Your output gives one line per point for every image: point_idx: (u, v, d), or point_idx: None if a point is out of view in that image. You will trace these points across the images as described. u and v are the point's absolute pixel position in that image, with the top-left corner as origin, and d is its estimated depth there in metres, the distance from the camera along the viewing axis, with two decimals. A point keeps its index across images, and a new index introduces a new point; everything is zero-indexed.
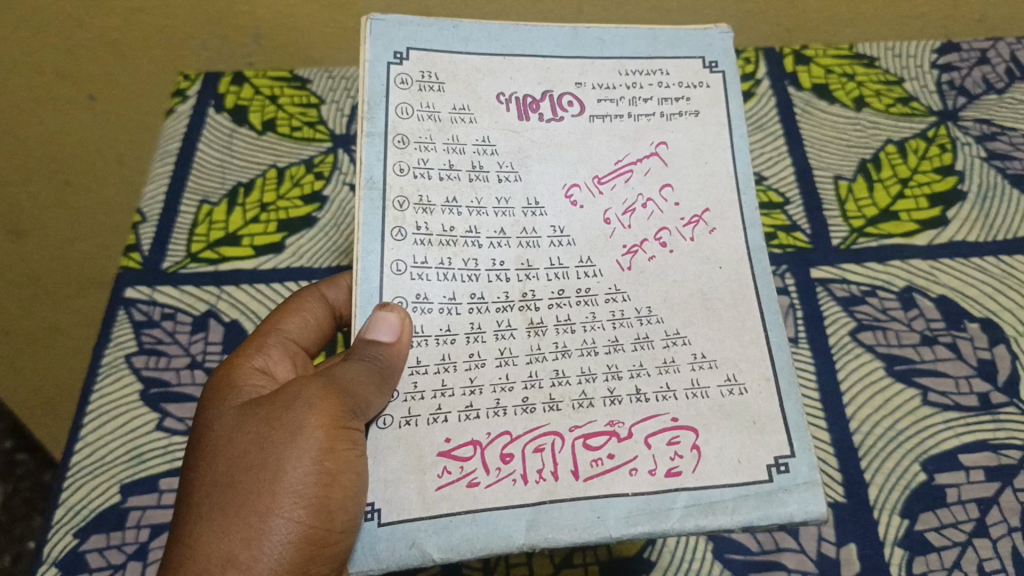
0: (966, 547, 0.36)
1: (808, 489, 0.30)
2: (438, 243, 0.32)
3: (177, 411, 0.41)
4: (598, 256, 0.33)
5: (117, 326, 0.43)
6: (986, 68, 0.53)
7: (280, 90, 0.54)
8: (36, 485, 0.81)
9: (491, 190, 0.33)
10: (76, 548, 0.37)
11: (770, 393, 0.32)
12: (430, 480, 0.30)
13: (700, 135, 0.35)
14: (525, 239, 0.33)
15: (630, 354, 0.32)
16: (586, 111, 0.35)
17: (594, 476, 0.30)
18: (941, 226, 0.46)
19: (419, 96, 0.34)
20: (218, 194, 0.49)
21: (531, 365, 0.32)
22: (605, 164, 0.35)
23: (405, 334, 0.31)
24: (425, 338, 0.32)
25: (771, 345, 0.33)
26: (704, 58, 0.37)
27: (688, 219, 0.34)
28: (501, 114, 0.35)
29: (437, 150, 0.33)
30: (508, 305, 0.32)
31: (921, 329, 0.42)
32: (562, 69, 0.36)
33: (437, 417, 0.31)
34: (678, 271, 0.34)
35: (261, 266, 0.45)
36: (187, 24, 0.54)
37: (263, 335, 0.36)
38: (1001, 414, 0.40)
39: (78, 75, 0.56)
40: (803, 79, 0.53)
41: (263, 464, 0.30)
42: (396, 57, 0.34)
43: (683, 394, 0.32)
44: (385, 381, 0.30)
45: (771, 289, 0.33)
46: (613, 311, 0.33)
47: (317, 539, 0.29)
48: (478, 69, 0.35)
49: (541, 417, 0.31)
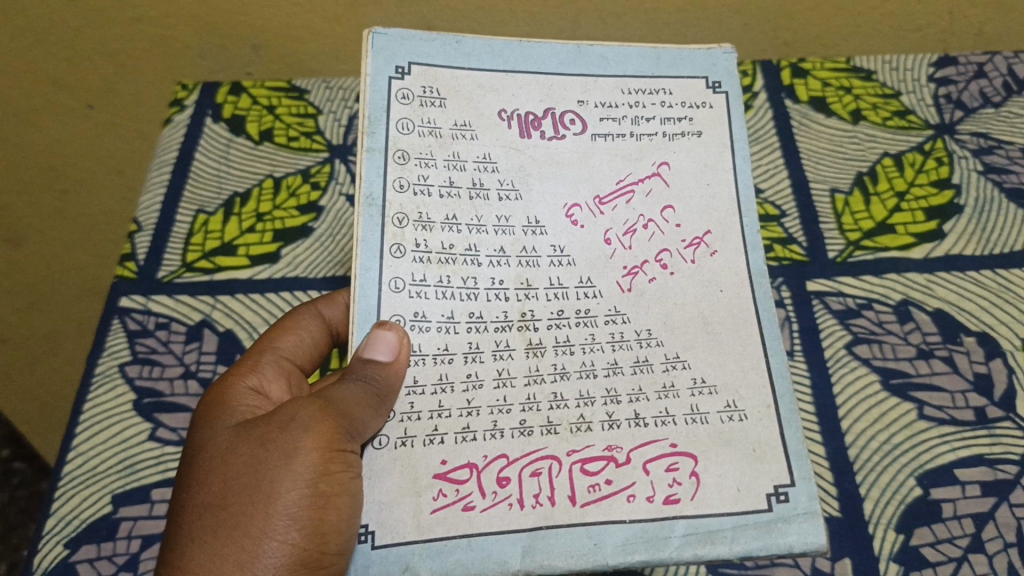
0: (962, 563, 0.36)
1: (808, 520, 0.30)
2: (437, 261, 0.33)
3: (170, 421, 0.41)
4: (597, 277, 0.33)
5: (111, 335, 0.43)
6: (982, 82, 0.53)
7: (278, 99, 0.54)
8: (32, 494, 0.80)
9: (491, 208, 0.33)
10: (66, 559, 0.37)
11: (770, 420, 0.32)
12: (426, 503, 0.30)
13: (702, 155, 0.35)
14: (524, 258, 0.33)
15: (629, 378, 0.32)
16: (588, 130, 0.35)
17: (592, 502, 0.30)
18: (938, 239, 0.46)
19: (420, 112, 0.34)
20: (213, 203, 0.49)
21: (529, 388, 0.32)
22: (607, 183, 0.35)
23: (402, 354, 0.31)
24: (422, 357, 0.32)
25: (770, 371, 0.32)
26: (708, 78, 0.37)
27: (689, 241, 0.34)
28: (502, 131, 0.35)
29: (438, 167, 0.33)
30: (507, 325, 0.32)
31: (916, 342, 0.42)
32: (565, 86, 0.36)
33: (433, 439, 0.31)
34: (678, 293, 0.34)
35: (257, 276, 0.45)
36: (187, 34, 0.54)
37: (257, 353, 0.36)
38: (997, 429, 0.39)
39: (77, 84, 0.57)
40: (800, 92, 0.53)
41: (256, 487, 0.29)
42: (399, 71, 0.35)
43: (682, 419, 0.31)
44: (381, 402, 0.30)
45: (772, 314, 0.33)
46: (613, 332, 0.33)
47: (309, 562, 0.29)
48: (480, 86, 0.35)
49: (539, 441, 0.31)
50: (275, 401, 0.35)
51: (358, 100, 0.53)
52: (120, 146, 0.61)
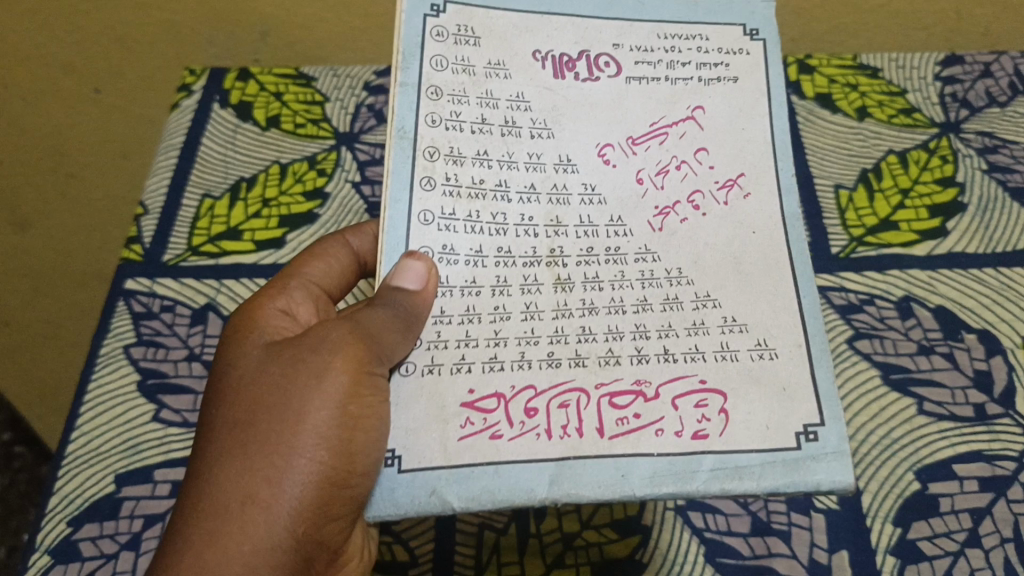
0: (959, 557, 0.36)
1: (838, 459, 0.30)
2: (467, 196, 0.32)
3: (174, 403, 0.41)
4: (628, 216, 0.33)
5: (117, 317, 0.43)
6: (989, 81, 0.53)
7: (285, 86, 0.54)
8: (32, 479, 0.81)
9: (523, 145, 0.33)
10: (68, 536, 0.37)
11: (802, 359, 0.32)
12: (453, 431, 0.30)
13: (738, 100, 0.35)
14: (555, 194, 0.33)
15: (659, 314, 0.32)
16: (622, 72, 0.35)
17: (620, 434, 0.30)
18: (941, 236, 0.46)
19: (454, 50, 0.34)
20: (219, 188, 0.49)
21: (557, 321, 0.32)
22: (640, 125, 0.34)
23: (431, 282, 0.30)
24: (450, 289, 0.32)
25: (804, 312, 0.32)
26: (745, 25, 0.37)
27: (722, 183, 0.34)
28: (536, 72, 0.35)
29: (470, 104, 0.33)
30: (536, 260, 0.32)
31: (917, 339, 0.42)
32: (599, 29, 0.36)
33: (460, 368, 0.31)
34: (709, 234, 0.33)
35: (262, 261, 0.45)
36: (195, 22, 0.55)
37: (287, 276, 0.37)
38: (996, 426, 0.39)
39: (83, 70, 0.58)
40: (806, 88, 0.53)
41: (288, 407, 0.30)
42: (435, 9, 0.34)
43: (711, 354, 0.31)
44: (409, 328, 0.31)
45: (805, 257, 0.33)
46: (642, 270, 0.32)
47: (337, 479, 0.30)
48: (514, 25, 0.35)
49: (567, 372, 0.31)
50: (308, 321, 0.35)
51: (365, 89, 0.54)
52: (128, 132, 0.62)
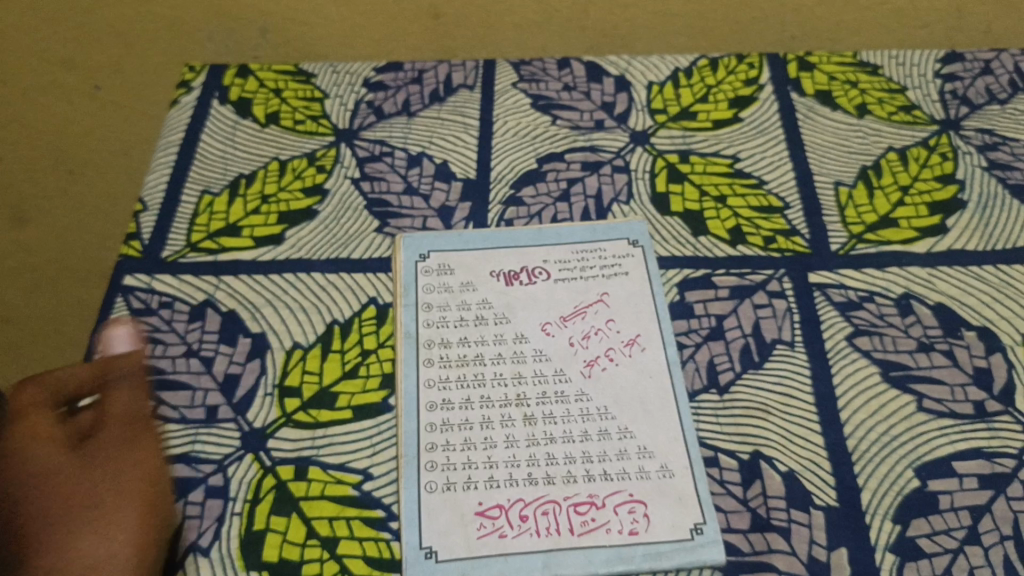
0: (958, 554, 0.36)
1: (716, 546, 0.35)
2: (456, 385, 0.40)
3: (172, 399, 0.40)
4: (569, 368, 0.40)
5: (115, 313, 0.43)
6: (989, 79, 0.53)
7: (284, 83, 0.54)
8: None
9: (489, 329, 0.42)
10: None
11: (680, 452, 0.38)
12: (472, 532, 0.36)
13: (631, 288, 0.44)
14: (516, 358, 0.41)
15: (598, 443, 0.38)
16: (551, 276, 0.44)
17: (588, 531, 0.36)
18: (941, 234, 0.46)
19: (438, 279, 0.44)
20: (219, 184, 0.49)
21: (530, 448, 0.38)
22: (567, 307, 0.43)
23: (137, 343, 0.40)
24: (448, 426, 0.39)
25: (679, 407, 0.39)
26: (629, 238, 0.46)
27: (626, 341, 0.42)
28: (496, 285, 0.44)
29: (452, 310, 0.43)
30: (507, 403, 0.39)
31: (917, 336, 0.42)
32: (532, 253, 0.45)
33: (469, 485, 0.37)
34: (625, 381, 0.40)
35: (261, 258, 0.45)
36: (196, 19, 0.56)
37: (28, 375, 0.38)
38: (995, 423, 0.39)
39: (85, 66, 0.61)
40: (806, 86, 0.54)
41: (106, 475, 0.35)
42: (422, 257, 0.45)
43: (634, 473, 0.37)
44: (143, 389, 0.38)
45: (688, 403, 0.40)
46: (583, 408, 0.39)
47: (151, 542, 0.34)
48: (475, 259, 0.45)
49: (542, 488, 0.37)
50: (92, 384, 0.38)
51: (365, 87, 0.54)
52: (129, 128, 0.66)
